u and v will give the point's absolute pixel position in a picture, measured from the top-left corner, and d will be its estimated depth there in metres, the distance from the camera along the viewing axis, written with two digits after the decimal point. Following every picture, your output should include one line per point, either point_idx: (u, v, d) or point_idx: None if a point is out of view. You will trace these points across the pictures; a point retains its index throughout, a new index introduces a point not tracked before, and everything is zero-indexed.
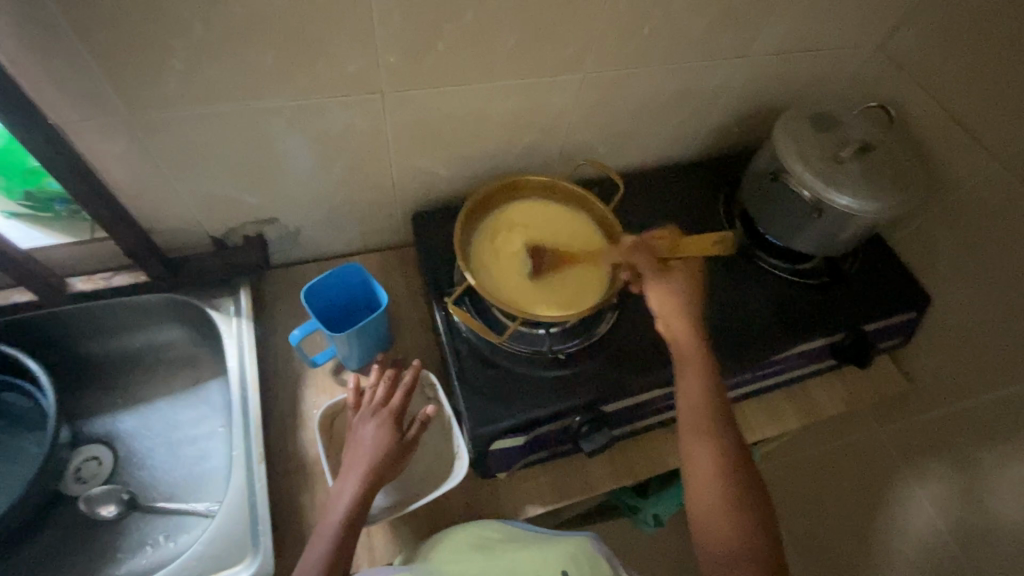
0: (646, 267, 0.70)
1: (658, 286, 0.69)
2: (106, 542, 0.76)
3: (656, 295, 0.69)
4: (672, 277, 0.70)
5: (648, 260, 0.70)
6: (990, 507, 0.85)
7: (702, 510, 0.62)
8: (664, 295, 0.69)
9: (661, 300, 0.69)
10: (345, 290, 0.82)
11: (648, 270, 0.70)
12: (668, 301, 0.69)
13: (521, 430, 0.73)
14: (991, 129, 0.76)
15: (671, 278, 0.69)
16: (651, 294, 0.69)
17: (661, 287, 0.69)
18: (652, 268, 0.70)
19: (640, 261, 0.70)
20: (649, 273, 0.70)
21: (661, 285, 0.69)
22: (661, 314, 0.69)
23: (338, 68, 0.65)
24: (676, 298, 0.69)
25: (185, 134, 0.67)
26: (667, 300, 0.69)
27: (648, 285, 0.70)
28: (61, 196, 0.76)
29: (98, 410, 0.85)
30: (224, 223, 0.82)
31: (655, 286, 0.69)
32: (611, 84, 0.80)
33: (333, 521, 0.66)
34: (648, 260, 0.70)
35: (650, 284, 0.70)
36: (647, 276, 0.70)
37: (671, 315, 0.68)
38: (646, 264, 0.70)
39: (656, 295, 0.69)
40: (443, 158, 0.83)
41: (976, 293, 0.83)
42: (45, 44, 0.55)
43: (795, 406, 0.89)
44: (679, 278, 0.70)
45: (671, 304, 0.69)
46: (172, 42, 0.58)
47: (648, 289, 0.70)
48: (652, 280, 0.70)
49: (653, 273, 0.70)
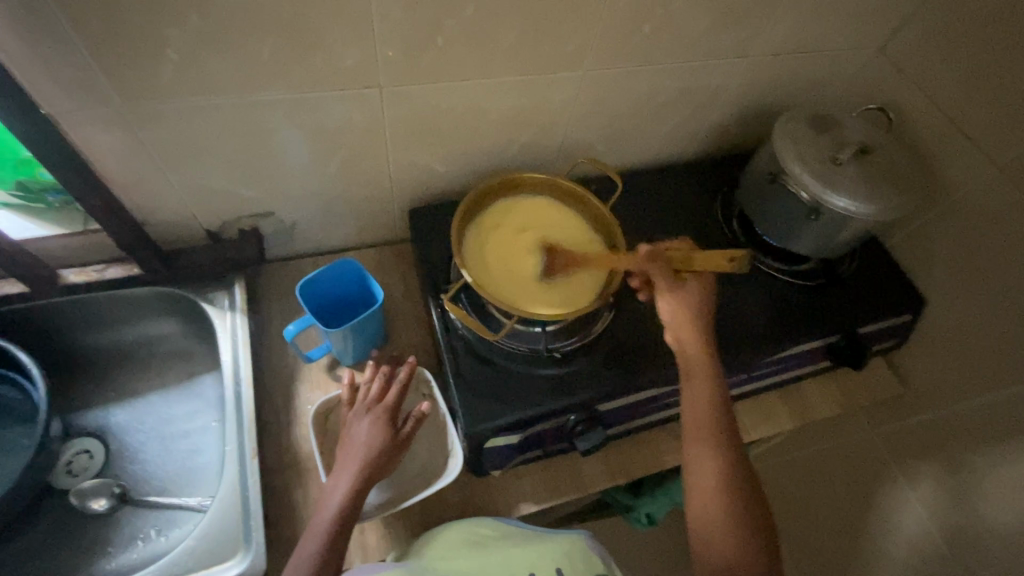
0: (660, 278, 0.68)
1: (672, 298, 0.68)
2: (97, 535, 0.76)
3: (670, 306, 0.68)
4: (685, 290, 0.69)
5: (663, 272, 0.68)
6: (981, 510, 0.86)
7: (702, 519, 0.63)
8: (676, 306, 0.68)
9: (673, 310, 0.68)
10: (341, 286, 0.81)
11: (662, 281, 0.68)
12: (681, 313, 0.68)
13: (516, 428, 0.72)
14: (988, 134, 0.76)
15: (685, 290, 0.69)
16: (664, 304, 0.69)
17: (675, 300, 0.68)
18: (668, 279, 0.68)
19: (656, 272, 0.68)
20: (664, 284, 0.68)
21: (674, 296, 0.68)
22: (670, 324, 0.69)
23: (336, 62, 0.65)
24: (688, 311, 0.68)
25: (180, 126, 0.67)
26: (678, 313, 0.68)
27: (662, 295, 0.69)
28: (54, 188, 0.75)
29: (90, 403, 0.84)
30: (219, 217, 0.81)
31: (668, 298, 0.68)
32: (610, 82, 0.80)
33: (326, 517, 0.65)
34: (663, 270, 0.68)
35: (663, 295, 0.69)
36: (659, 286, 0.69)
37: (681, 326, 0.68)
38: (661, 276, 0.68)
39: (669, 306, 0.68)
40: (440, 154, 0.83)
41: (970, 297, 0.83)
42: (38, 33, 0.54)
43: (788, 407, 0.89)
44: (693, 291, 0.69)
45: (682, 315, 0.68)
46: (168, 33, 0.57)
47: (662, 297, 0.69)
48: (664, 291, 0.69)
49: (668, 285, 0.69)
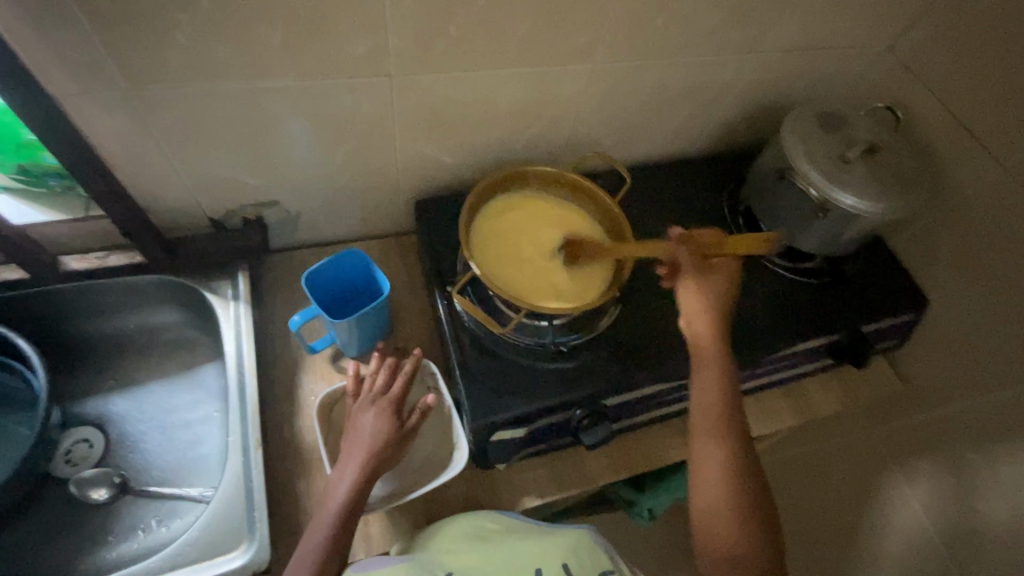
0: (687, 264, 0.68)
1: (695, 286, 0.68)
2: (96, 525, 0.75)
3: (693, 295, 0.68)
4: (711, 277, 0.69)
5: (692, 258, 0.68)
6: (979, 508, 0.87)
7: (705, 508, 0.63)
8: (700, 293, 0.68)
9: (697, 298, 0.68)
10: (345, 277, 0.80)
11: (691, 266, 0.68)
12: (701, 302, 0.68)
13: (522, 422, 0.72)
14: (996, 135, 0.77)
15: (709, 279, 0.69)
16: (687, 288, 0.69)
17: (699, 285, 0.68)
18: (694, 266, 0.68)
19: (685, 257, 0.68)
20: (691, 270, 0.68)
21: (698, 282, 0.68)
22: (688, 312, 0.69)
23: (347, 50, 0.64)
24: (708, 298, 0.68)
25: (186, 112, 0.66)
26: (700, 300, 0.68)
27: (686, 280, 0.69)
28: (56, 171, 0.74)
29: (90, 392, 0.83)
30: (224, 205, 0.80)
31: (692, 285, 0.68)
32: (620, 76, 0.79)
33: (332, 507, 0.65)
34: (694, 256, 0.68)
35: (687, 282, 0.69)
36: (686, 273, 0.68)
37: (698, 314, 0.68)
38: (690, 261, 0.68)
39: (693, 291, 0.68)
40: (448, 145, 0.82)
41: (973, 297, 0.84)
42: (45, 14, 0.53)
43: (792, 404, 0.89)
44: (719, 279, 0.69)
45: (703, 305, 0.68)
46: (178, 16, 0.56)
47: (688, 283, 0.69)
48: (691, 278, 0.68)
49: (695, 271, 0.68)
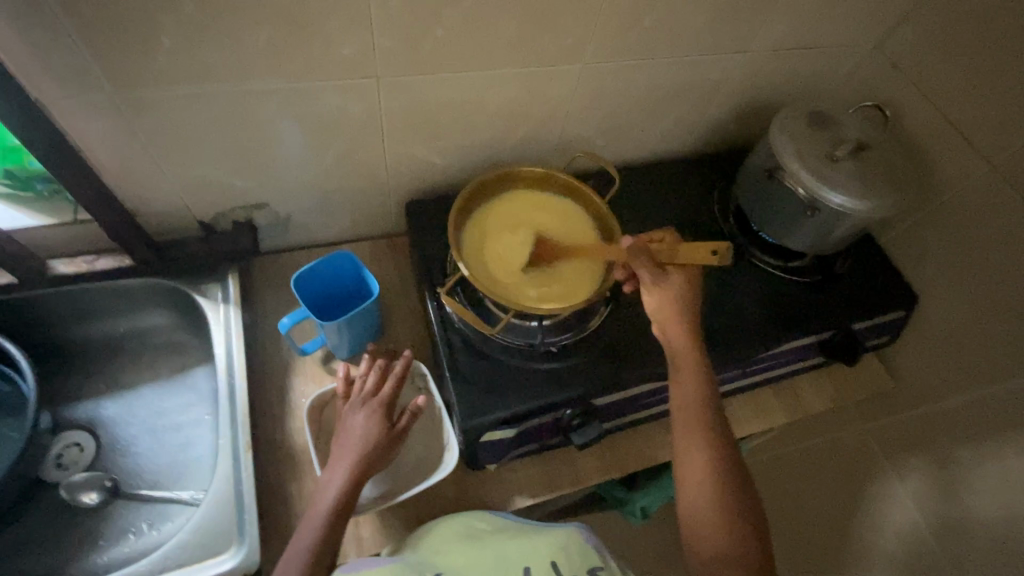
0: (644, 272, 0.69)
1: (656, 292, 0.69)
2: (86, 529, 0.75)
3: (655, 300, 0.69)
4: (669, 283, 0.69)
5: (648, 264, 0.69)
6: (968, 503, 0.87)
7: (691, 513, 0.63)
8: (660, 301, 0.69)
9: (659, 305, 0.69)
10: (336, 279, 0.81)
11: (647, 275, 0.69)
12: (665, 307, 0.69)
13: (512, 422, 0.72)
14: (983, 133, 0.77)
15: (670, 283, 0.69)
16: (649, 298, 0.69)
17: (659, 293, 0.69)
18: (652, 272, 0.69)
19: (639, 266, 0.69)
20: (647, 277, 0.69)
21: (659, 290, 0.69)
22: (655, 318, 0.69)
23: (333, 51, 0.64)
24: (674, 304, 0.69)
25: (171, 115, 0.66)
26: (666, 306, 0.69)
27: (647, 290, 0.69)
28: (44, 176, 0.73)
29: (80, 395, 0.83)
30: (213, 208, 0.80)
31: (654, 293, 0.69)
32: (609, 75, 0.79)
33: (320, 510, 0.65)
34: (649, 264, 0.69)
35: (648, 289, 0.69)
36: (644, 280, 0.69)
37: (666, 318, 0.69)
38: (645, 269, 0.69)
39: (654, 302, 0.69)
40: (438, 147, 0.82)
41: (962, 294, 0.84)
42: (26, 17, 0.53)
43: (782, 401, 0.90)
44: (676, 282, 0.69)
45: (668, 308, 0.69)
46: (161, 18, 0.56)
47: (647, 293, 0.69)
48: (649, 286, 0.69)
49: (653, 279, 0.69)
